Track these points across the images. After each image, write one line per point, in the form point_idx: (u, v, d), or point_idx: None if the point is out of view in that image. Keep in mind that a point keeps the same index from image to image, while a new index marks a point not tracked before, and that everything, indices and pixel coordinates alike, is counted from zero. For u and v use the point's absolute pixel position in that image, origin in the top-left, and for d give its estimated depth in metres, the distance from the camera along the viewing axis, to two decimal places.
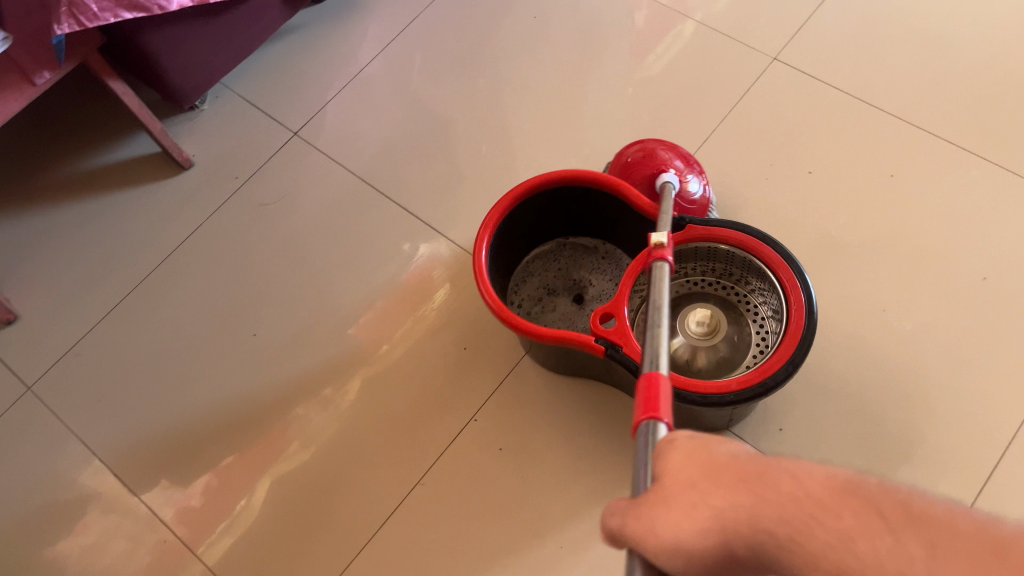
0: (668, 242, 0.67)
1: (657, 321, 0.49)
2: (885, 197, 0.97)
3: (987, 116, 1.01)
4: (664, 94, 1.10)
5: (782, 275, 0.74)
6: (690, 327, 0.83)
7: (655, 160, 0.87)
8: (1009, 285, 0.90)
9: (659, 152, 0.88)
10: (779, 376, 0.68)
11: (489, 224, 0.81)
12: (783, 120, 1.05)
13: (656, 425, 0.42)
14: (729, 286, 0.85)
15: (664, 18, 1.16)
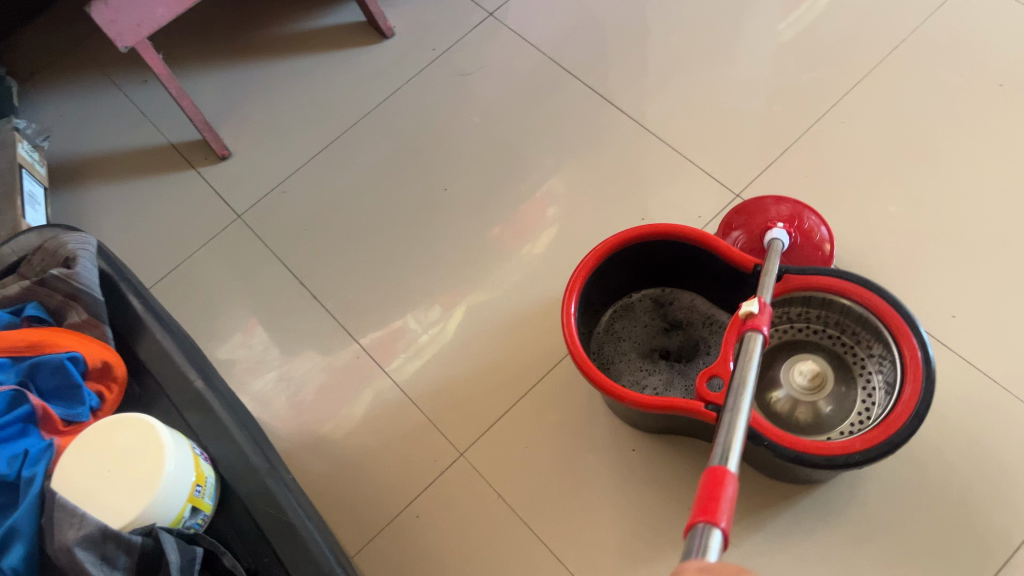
0: (758, 313, 0.63)
1: (735, 410, 0.53)
2: None
3: None
4: (854, 1, 1.11)
5: (906, 350, 0.70)
6: (794, 378, 0.80)
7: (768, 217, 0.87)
8: None
9: (767, 207, 0.88)
10: (858, 457, 0.66)
11: (579, 271, 0.78)
12: (978, 35, 1.06)
13: (709, 530, 0.44)
14: (838, 339, 0.81)
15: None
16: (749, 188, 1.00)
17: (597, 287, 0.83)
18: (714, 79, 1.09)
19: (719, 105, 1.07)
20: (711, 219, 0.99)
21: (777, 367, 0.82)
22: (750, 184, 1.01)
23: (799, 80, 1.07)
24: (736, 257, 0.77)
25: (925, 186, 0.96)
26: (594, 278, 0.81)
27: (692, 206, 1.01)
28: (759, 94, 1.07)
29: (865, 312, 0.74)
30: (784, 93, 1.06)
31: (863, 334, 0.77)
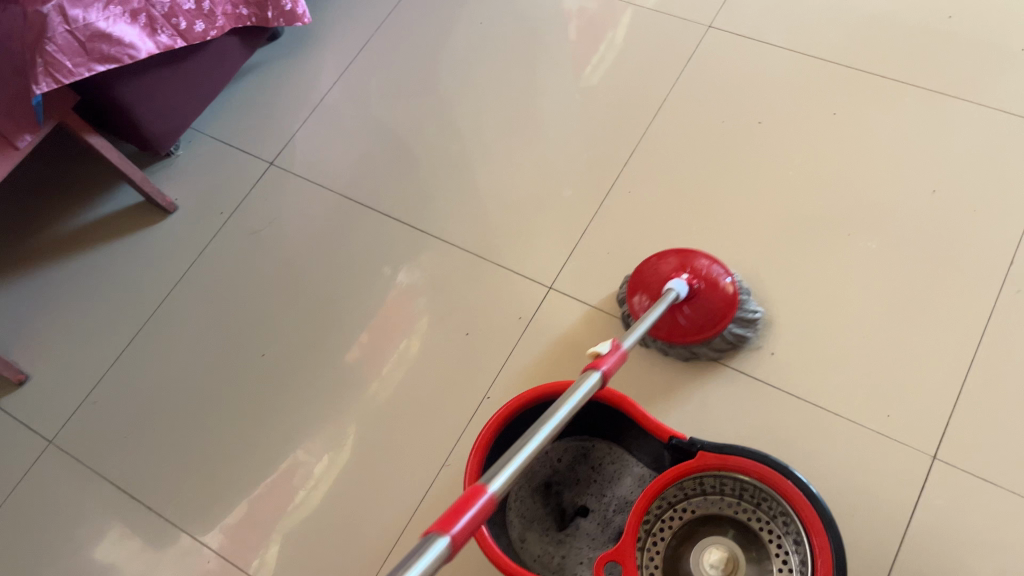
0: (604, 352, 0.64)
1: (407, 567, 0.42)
2: (831, 135, 1.03)
3: (912, 46, 1.07)
4: (613, 73, 1.16)
5: (816, 541, 0.67)
6: (706, 566, 0.73)
7: (682, 262, 0.87)
8: (962, 192, 0.96)
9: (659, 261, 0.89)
10: None
11: (480, 446, 0.74)
12: (733, 76, 1.11)
13: None
14: (750, 510, 0.74)
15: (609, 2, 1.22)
16: (561, 275, 1.01)
17: (505, 446, 0.80)
18: (502, 178, 1.11)
19: (512, 202, 1.09)
20: (532, 317, 0.99)
21: (690, 551, 0.75)
22: (560, 272, 1.01)
23: (581, 159, 1.09)
24: (653, 426, 0.75)
25: (722, 232, 0.99)
26: (499, 446, 0.78)
27: (510, 309, 1.00)
28: (547, 182, 1.09)
29: (762, 488, 0.71)
30: (570, 175, 1.08)
31: (776, 512, 0.72)
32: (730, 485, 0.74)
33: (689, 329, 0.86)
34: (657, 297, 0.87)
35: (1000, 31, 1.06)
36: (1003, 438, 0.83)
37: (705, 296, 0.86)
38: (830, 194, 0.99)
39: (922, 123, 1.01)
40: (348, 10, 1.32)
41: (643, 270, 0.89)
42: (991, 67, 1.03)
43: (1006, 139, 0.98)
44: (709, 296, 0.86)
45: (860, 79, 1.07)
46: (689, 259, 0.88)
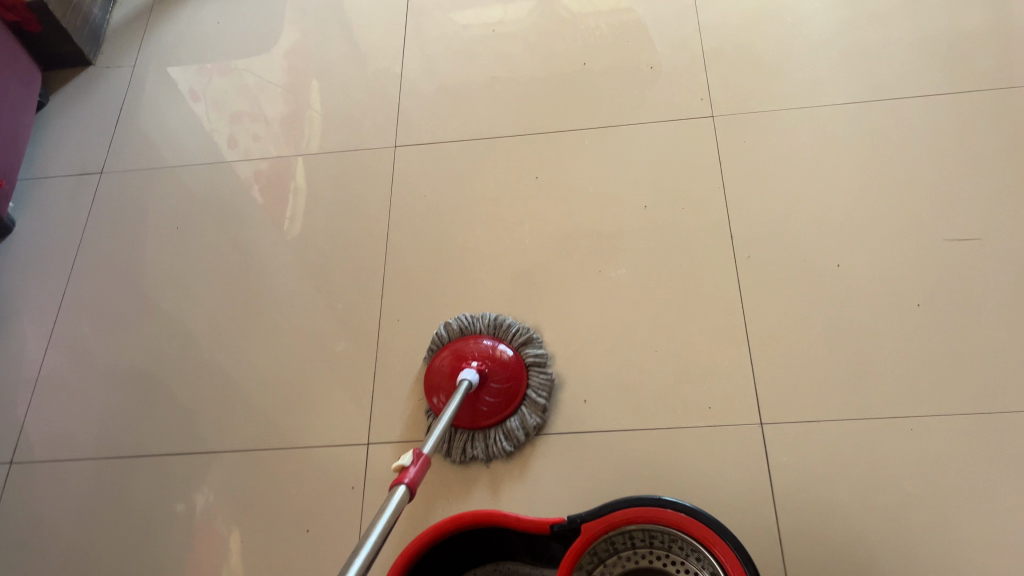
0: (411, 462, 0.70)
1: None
2: (543, 198, 1.11)
3: (567, 100, 1.20)
4: (324, 224, 1.16)
5: (718, 550, 0.70)
6: None
7: (462, 347, 0.97)
8: (666, 199, 1.07)
9: (467, 353, 0.96)
10: None
11: None
12: (438, 183, 1.16)
13: None
14: (663, 556, 0.75)
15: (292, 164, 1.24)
16: (373, 427, 0.99)
17: None
18: (266, 365, 1.07)
19: (290, 382, 1.05)
20: (364, 481, 0.95)
21: None
22: (371, 424, 0.99)
23: (338, 312, 1.09)
24: (532, 523, 0.75)
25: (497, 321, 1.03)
26: None
27: (338, 481, 0.96)
28: (314, 346, 1.07)
29: (653, 528, 0.74)
30: (337, 330, 1.07)
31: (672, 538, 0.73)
32: (639, 537, 0.75)
33: (493, 411, 0.93)
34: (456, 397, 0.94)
35: (629, 61, 1.21)
36: (802, 382, 0.93)
37: (495, 379, 0.94)
38: (569, 246, 1.07)
39: (606, 158, 1.13)
40: (27, 271, 1.22)
41: (430, 375, 0.96)
42: (635, 92, 1.18)
43: (677, 141, 1.12)
44: (498, 375, 0.94)
45: (542, 140, 1.16)
46: (467, 346, 0.97)
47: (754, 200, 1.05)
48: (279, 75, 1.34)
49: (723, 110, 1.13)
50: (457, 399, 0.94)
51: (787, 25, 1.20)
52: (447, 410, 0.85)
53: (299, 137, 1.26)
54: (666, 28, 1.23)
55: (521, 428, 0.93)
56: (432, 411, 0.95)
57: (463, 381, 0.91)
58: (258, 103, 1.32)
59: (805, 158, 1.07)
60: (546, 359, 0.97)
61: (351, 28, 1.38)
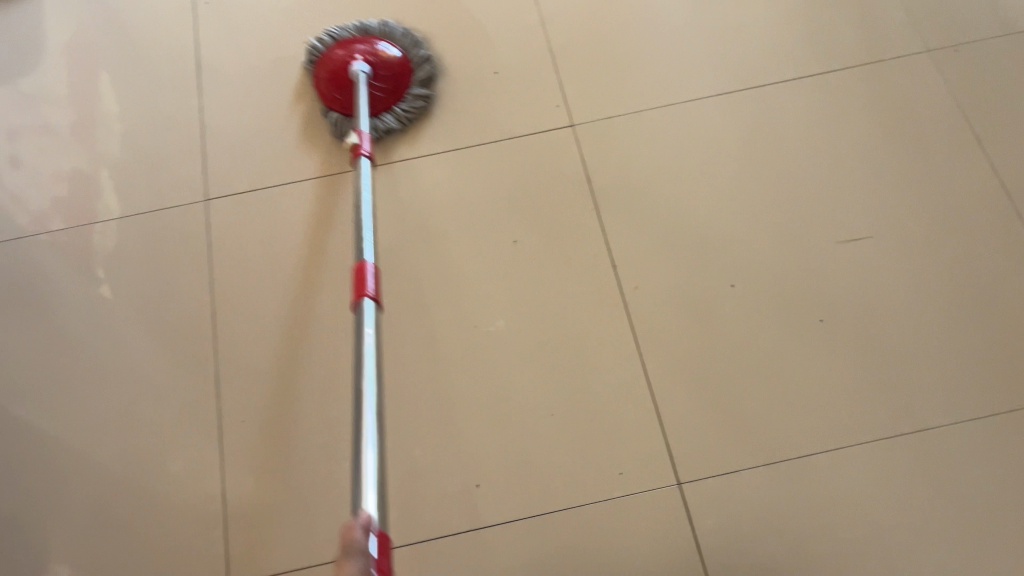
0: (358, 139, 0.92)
1: None
2: (394, 243, 0.95)
3: (405, 116, 1.03)
4: (133, 306, 0.95)
5: None
6: None
7: (336, 61, 1.03)
8: (536, 230, 0.95)
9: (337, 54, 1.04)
10: None
11: None
12: (264, 238, 0.98)
13: None
14: None
15: (97, 198, 1.02)
16: (231, 563, 0.82)
17: None
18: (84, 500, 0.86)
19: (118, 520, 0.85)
20: None
21: None
22: (228, 560, 0.82)
23: (164, 422, 0.89)
24: None
25: None
26: None
27: None
28: (141, 467, 0.87)
29: None
30: (167, 444, 0.88)
31: None
32: None
33: (382, 98, 1.03)
34: (348, 87, 1.03)
35: (468, 64, 1.06)
36: (714, 428, 0.84)
37: (382, 69, 1.03)
38: (434, 301, 0.92)
39: (460, 186, 0.98)
40: None
41: (321, 73, 1.04)
42: (481, 101, 1.03)
43: (538, 159, 0.99)
44: (384, 66, 1.03)
45: (381, 174, 1.00)
46: (337, 57, 1.04)
47: (632, 222, 0.94)
48: (56, 73, 1.11)
49: (583, 118, 1.01)
50: (345, 78, 1.02)
51: (637, 9, 1.08)
52: (360, 110, 0.96)
53: (97, 146, 1.05)
54: (505, 24, 1.09)
55: (416, 101, 1.03)
56: (330, 104, 1.04)
57: (357, 73, 1.00)
58: (35, 112, 1.08)
59: (679, 168, 0.97)
60: (407, 31, 1.06)
61: (123, 26, 1.14)
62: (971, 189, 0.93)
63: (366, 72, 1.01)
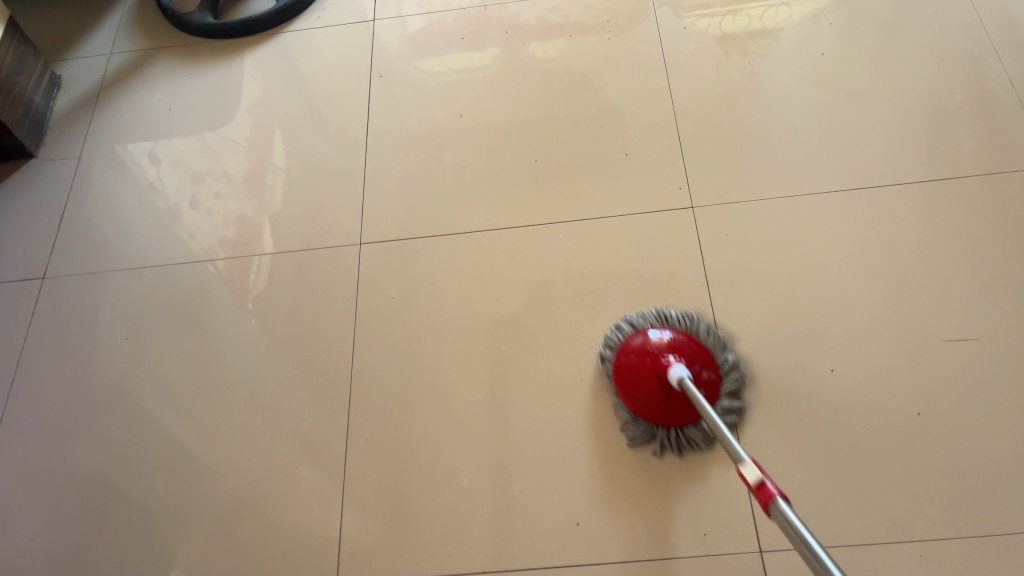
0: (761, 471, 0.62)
1: None
2: (519, 299, 1.05)
3: (542, 190, 1.15)
4: (287, 329, 1.09)
5: None
6: None
7: (636, 364, 0.92)
8: (651, 299, 1.02)
9: (645, 352, 0.92)
10: None
11: None
12: (406, 282, 1.10)
13: None
14: None
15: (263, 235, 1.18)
16: (344, 563, 0.91)
17: None
18: (227, 492, 0.99)
19: (254, 512, 0.96)
20: None
21: None
22: (341, 561, 0.91)
23: (302, 431, 1.01)
24: None
25: (474, 442, 0.96)
26: None
27: None
28: (279, 469, 0.99)
29: None
30: (302, 452, 0.99)
31: None
32: None
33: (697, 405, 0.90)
34: (659, 398, 0.90)
35: (601, 148, 1.17)
36: (803, 504, 0.87)
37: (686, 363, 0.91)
38: (547, 354, 1.01)
39: (585, 254, 1.08)
40: None
41: (618, 376, 0.94)
42: (613, 182, 1.13)
43: (656, 236, 1.07)
44: (683, 357, 0.91)
45: (515, 237, 1.11)
46: (631, 359, 0.93)
47: (740, 301, 1.00)
48: (239, 126, 1.29)
49: (702, 201, 1.09)
50: (646, 378, 0.91)
51: (763, 107, 1.16)
52: (700, 403, 0.79)
53: (263, 199, 1.21)
54: (638, 113, 1.19)
55: (725, 413, 0.91)
56: (631, 405, 0.92)
57: (674, 377, 0.86)
58: (219, 157, 1.27)
59: (790, 255, 1.03)
60: (685, 312, 0.99)
61: (306, 90, 1.32)
62: None
63: (686, 374, 0.86)
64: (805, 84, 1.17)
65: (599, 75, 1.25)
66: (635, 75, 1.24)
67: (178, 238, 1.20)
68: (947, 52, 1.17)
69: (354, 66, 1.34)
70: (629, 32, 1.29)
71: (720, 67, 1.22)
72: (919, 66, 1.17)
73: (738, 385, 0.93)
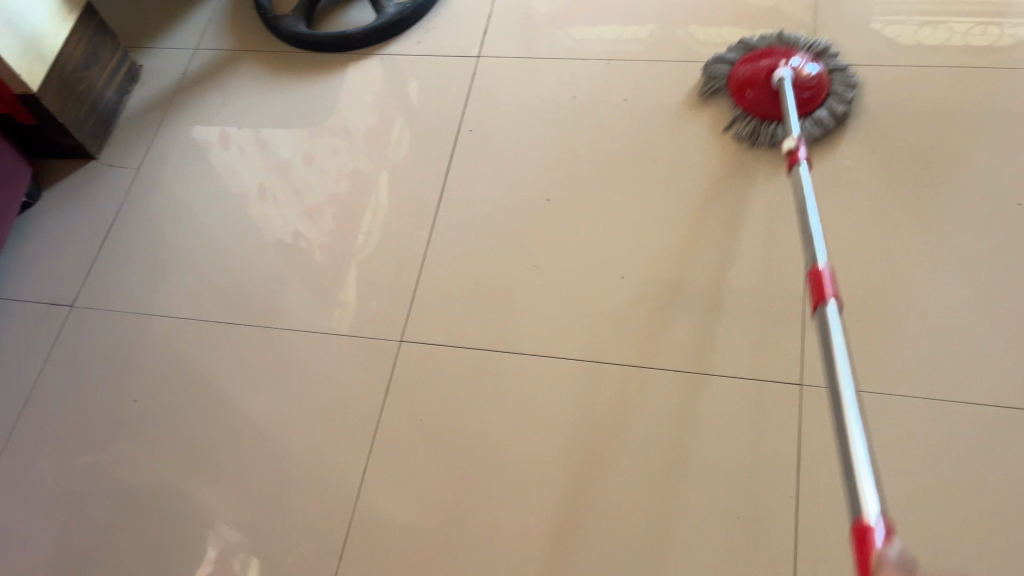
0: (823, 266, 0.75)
1: None
2: (562, 459, 0.87)
3: (623, 316, 0.94)
4: (298, 429, 0.95)
5: None
6: None
7: (757, 70, 1.04)
8: (718, 501, 0.82)
9: (762, 65, 1.04)
10: None
11: None
12: (440, 403, 0.93)
13: None
14: None
15: (297, 305, 1.04)
16: None
17: None
18: None
19: None
20: None
21: None
22: None
23: (282, 566, 0.87)
24: None
25: None
26: None
27: None
28: None
29: None
30: None
31: None
32: None
33: (801, 104, 1.02)
34: (767, 92, 1.02)
35: (707, 275, 0.95)
36: None
37: (802, 86, 1.01)
38: (577, 547, 0.82)
39: (652, 418, 0.87)
40: None
41: (734, 79, 1.06)
42: (709, 324, 0.92)
43: (745, 414, 0.86)
44: (805, 87, 1.01)
45: (576, 374, 0.92)
46: (759, 66, 1.04)
47: (839, 541, 0.78)
48: (370, 79, 1.21)
49: (816, 382, 0.86)
50: (759, 83, 1.03)
51: (926, 265, 0.90)
52: (790, 118, 0.93)
53: (385, 154, 1.13)
54: (761, 241, 0.96)
55: (831, 116, 1.01)
56: (739, 103, 1.05)
57: (781, 79, 0.98)
58: (340, 111, 1.19)
59: (917, 487, 0.79)
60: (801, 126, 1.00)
61: (390, 128, 1.15)
62: None
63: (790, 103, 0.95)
64: (989, 246, 0.91)
65: (727, 176, 1.02)
66: (772, 185, 1.00)
67: (281, 191, 1.13)
68: None
69: (447, 109, 1.15)
70: None
71: (882, 196, 0.96)
72: None
73: (845, 104, 1.02)
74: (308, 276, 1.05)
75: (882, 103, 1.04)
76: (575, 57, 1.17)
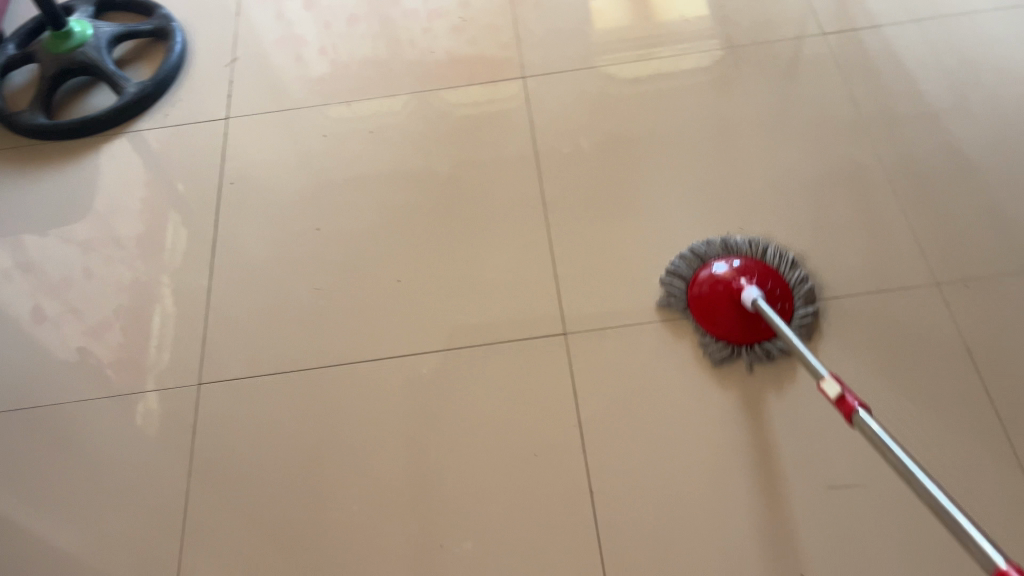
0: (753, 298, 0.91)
1: None
2: (376, 445, 0.95)
3: (405, 313, 1.04)
4: (107, 491, 0.95)
5: None
6: None
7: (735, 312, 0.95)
8: (518, 444, 0.94)
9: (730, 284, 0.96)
10: None
11: None
12: (248, 427, 0.98)
13: None
14: None
15: (85, 380, 1.03)
16: None
17: None
18: None
19: None
20: None
21: None
22: None
23: None
24: None
25: None
26: None
27: None
28: None
29: None
30: None
31: None
32: None
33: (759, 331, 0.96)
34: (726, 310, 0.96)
35: (469, 265, 1.08)
36: None
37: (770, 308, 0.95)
38: (407, 513, 0.90)
39: (446, 392, 0.98)
40: None
41: (696, 309, 0.98)
42: (480, 304, 1.04)
43: (525, 369, 0.99)
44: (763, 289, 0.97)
45: (373, 371, 1.00)
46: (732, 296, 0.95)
47: (621, 446, 0.93)
48: (134, 190, 1.20)
49: (576, 330, 1.01)
50: (723, 305, 0.96)
51: (643, 219, 1.10)
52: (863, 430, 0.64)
53: (162, 260, 1.12)
54: (510, 228, 1.11)
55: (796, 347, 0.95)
56: (707, 327, 0.97)
57: (750, 297, 0.91)
58: (113, 213, 1.18)
59: (674, 390, 0.96)
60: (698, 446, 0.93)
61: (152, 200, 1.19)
62: (973, 436, 0.91)
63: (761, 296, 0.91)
64: (686, 196, 1.12)
65: (472, 180, 1.16)
66: (511, 184, 1.15)
67: (58, 310, 1.09)
68: (832, 157, 1.14)
69: (206, 168, 1.21)
70: (502, 133, 1.21)
71: (598, 173, 1.15)
72: (804, 173, 1.13)
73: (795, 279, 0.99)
74: (93, 352, 1.05)
75: (585, 100, 1.24)
76: (317, 103, 1.28)
